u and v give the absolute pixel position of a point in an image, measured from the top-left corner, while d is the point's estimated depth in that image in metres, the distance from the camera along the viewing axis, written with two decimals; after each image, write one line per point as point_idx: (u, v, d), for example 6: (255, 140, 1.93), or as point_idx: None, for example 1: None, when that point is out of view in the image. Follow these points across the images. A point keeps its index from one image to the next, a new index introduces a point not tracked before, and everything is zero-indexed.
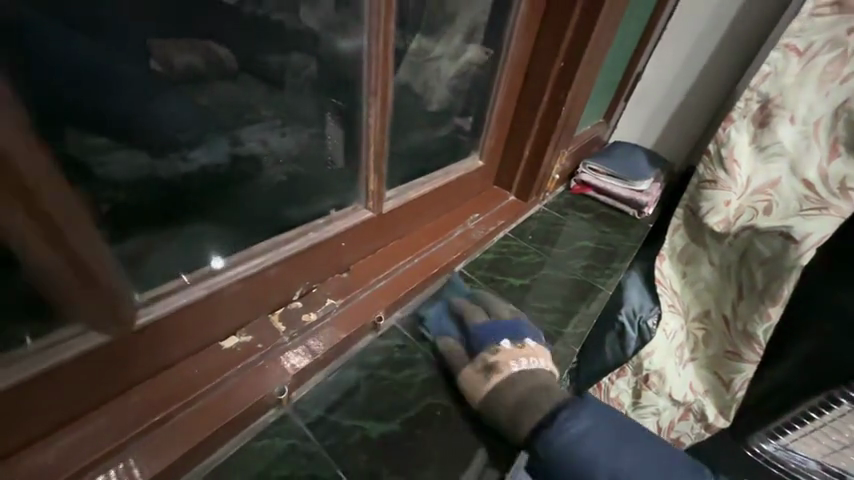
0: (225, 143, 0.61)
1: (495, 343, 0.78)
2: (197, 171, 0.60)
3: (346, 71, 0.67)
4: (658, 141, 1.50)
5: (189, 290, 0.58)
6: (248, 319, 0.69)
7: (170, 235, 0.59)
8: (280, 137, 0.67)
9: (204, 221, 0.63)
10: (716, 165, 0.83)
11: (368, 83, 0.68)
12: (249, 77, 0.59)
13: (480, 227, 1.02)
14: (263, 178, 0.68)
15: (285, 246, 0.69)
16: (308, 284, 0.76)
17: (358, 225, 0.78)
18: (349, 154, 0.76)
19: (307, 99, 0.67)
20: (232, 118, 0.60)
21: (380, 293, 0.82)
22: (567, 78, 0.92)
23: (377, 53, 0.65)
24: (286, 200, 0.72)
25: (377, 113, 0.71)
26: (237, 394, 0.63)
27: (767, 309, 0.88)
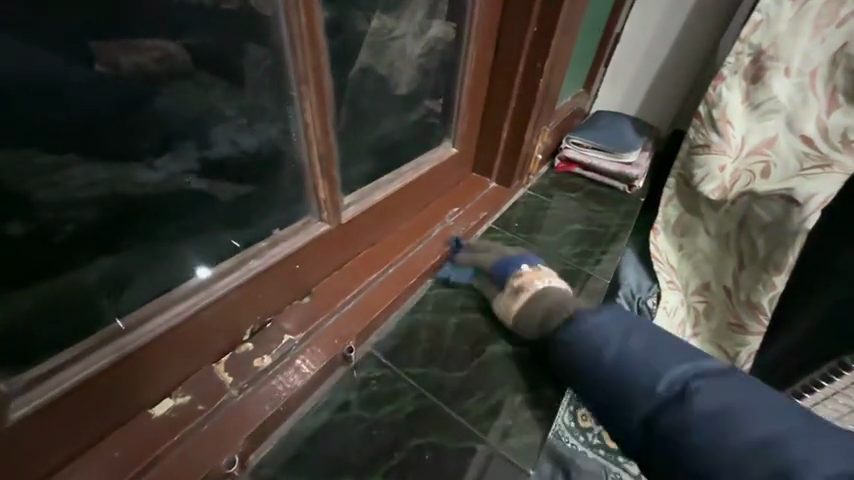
0: (193, 147, 0.52)
1: (513, 271, 0.84)
2: (166, 180, 0.50)
3: (278, 59, 0.54)
4: (642, 107, 1.41)
5: (99, 354, 0.49)
6: (187, 373, 0.60)
7: (154, 249, 0.53)
8: (250, 135, 0.57)
9: (181, 233, 0.55)
10: (709, 132, 0.96)
11: (295, 69, 0.55)
12: (206, 74, 0.48)
13: (460, 223, 0.93)
14: (217, 193, 0.57)
15: (223, 281, 0.59)
16: (262, 318, 0.67)
17: (307, 243, 0.68)
18: (288, 160, 0.63)
19: (264, 97, 0.56)
20: (197, 119, 0.50)
21: (350, 316, 0.74)
22: (544, 44, 0.81)
23: (300, 29, 0.51)
24: (247, 211, 0.62)
25: (314, 107, 0.59)
26: (187, 465, 0.55)
27: (774, 276, 0.87)
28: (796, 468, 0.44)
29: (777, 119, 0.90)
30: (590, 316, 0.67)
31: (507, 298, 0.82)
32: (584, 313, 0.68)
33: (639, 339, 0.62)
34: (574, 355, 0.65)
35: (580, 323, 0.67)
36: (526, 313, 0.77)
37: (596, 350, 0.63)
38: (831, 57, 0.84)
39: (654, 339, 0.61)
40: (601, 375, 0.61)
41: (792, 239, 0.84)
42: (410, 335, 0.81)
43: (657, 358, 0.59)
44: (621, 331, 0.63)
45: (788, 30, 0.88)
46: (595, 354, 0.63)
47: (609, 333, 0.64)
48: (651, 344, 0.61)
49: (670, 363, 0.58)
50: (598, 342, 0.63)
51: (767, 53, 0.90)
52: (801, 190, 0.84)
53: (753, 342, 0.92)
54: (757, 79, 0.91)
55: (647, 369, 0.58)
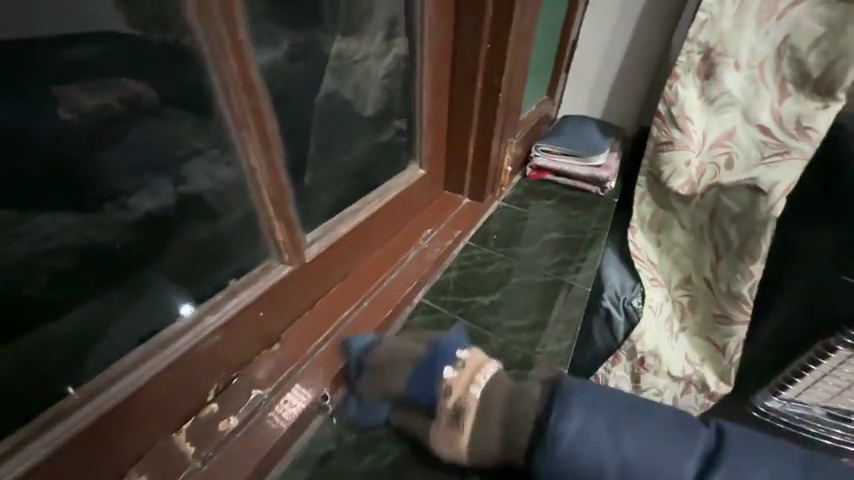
0: (167, 182, 0.44)
1: (435, 390, 0.57)
2: (142, 218, 0.44)
3: (209, 110, 0.45)
4: (604, 110, 1.42)
5: (47, 436, 0.39)
6: (144, 445, 0.48)
7: (128, 293, 0.45)
8: (225, 168, 0.48)
9: (161, 276, 0.47)
10: (671, 128, 0.97)
11: (233, 113, 0.46)
12: (175, 110, 0.42)
13: (436, 244, 0.80)
14: (185, 235, 0.48)
15: (157, 355, 0.47)
16: (226, 373, 0.56)
17: (267, 289, 0.56)
18: (239, 214, 0.53)
19: (220, 133, 0.46)
20: (168, 153, 0.43)
21: (323, 361, 0.62)
22: (499, 59, 0.77)
23: (234, 76, 0.44)
24: (207, 266, 0.52)
25: (261, 153, 0.50)
26: None
27: (751, 264, 0.89)
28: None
29: (733, 112, 0.92)
30: (568, 414, 0.50)
31: (444, 431, 0.55)
32: (556, 414, 0.50)
33: (630, 439, 0.48)
34: None
35: (560, 440, 0.49)
36: (478, 440, 0.54)
37: (594, 469, 0.47)
38: (777, 49, 0.88)
39: (641, 422, 0.49)
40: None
41: (763, 228, 0.86)
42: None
43: (654, 451, 0.47)
44: (606, 436, 0.48)
45: (732, 27, 0.91)
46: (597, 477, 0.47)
47: (608, 447, 0.47)
48: (648, 435, 0.48)
49: (674, 460, 0.46)
50: (593, 458, 0.47)
51: (716, 50, 0.92)
52: (765, 179, 0.86)
53: (740, 331, 0.94)
54: (709, 74, 0.93)
55: None
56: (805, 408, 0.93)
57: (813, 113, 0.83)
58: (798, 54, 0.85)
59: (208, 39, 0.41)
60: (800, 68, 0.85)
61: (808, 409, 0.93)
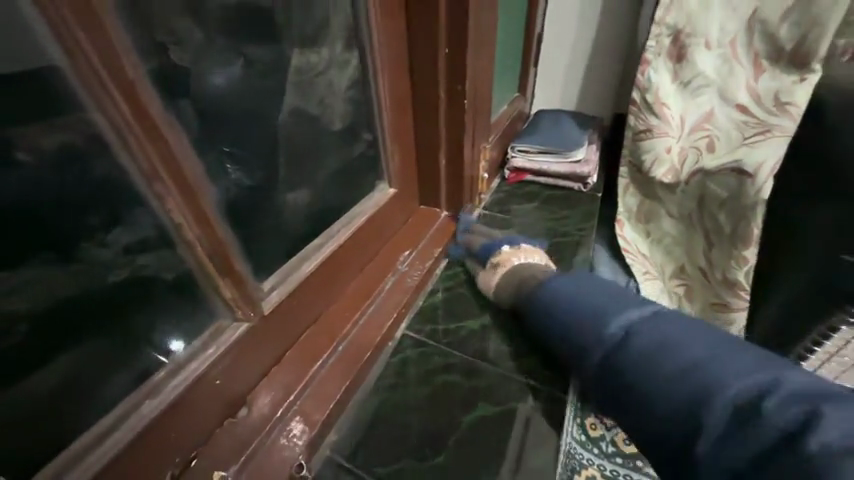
0: (141, 222, 0.37)
1: (495, 249, 0.77)
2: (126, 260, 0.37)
3: (111, 169, 0.33)
4: (580, 99, 1.32)
5: None
6: None
7: (117, 343, 0.38)
8: (166, 211, 0.37)
9: (152, 320, 0.41)
10: (647, 116, 0.93)
11: (137, 166, 0.34)
12: (127, 155, 0.34)
13: (416, 267, 0.73)
14: (157, 276, 0.40)
15: (108, 436, 0.37)
16: (182, 453, 0.43)
17: (227, 350, 0.45)
18: (183, 277, 0.42)
19: (139, 182, 0.35)
20: (122, 195, 0.35)
21: (301, 415, 0.50)
22: (460, 63, 0.68)
23: (127, 121, 0.32)
24: (168, 311, 0.42)
25: (184, 205, 0.38)
26: None
27: (744, 250, 0.86)
28: (703, 380, 0.40)
29: (709, 94, 0.89)
30: (562, 280, 0.62)
31: (485, 275, 0.73)
32: (553, 279, 0.63)
33: (602, 297, 0.56)
34: (537, 325, 0.60)
35: (543, 291, 0.62)
36: (500, 285, 0.70)
37: (552, 309, 0.59)
38: (747, 23, 0.84)
39: (611, 295, 0.56)
40: (566, 340, 0.55)
41: (753, 213, 0.84)
42: (393, 436, 0.53)
43: (617, 307, 0.53)
44: (575, 290, 0.59)
45: (698, 7, 0.85)
46: (551, 316, 0.58)
47: (579, 293, 0.58)
48: (617, 300, 0.54)
49: (622, 309, 0.53)
50: (553, 302, 0.59)
51: (684, 31, 0.87)
52: (750, 161, 0.84)
53: (740, 319, 0.91)
54: (681, 57, 0.89)
55: (595, 320, 0.53)
56: None
57: (790, 88, 0.81)
58: (769, 29, 0.82)
59: (82, 83, 0.30)
60: (772, 41, 0.82)
61: None
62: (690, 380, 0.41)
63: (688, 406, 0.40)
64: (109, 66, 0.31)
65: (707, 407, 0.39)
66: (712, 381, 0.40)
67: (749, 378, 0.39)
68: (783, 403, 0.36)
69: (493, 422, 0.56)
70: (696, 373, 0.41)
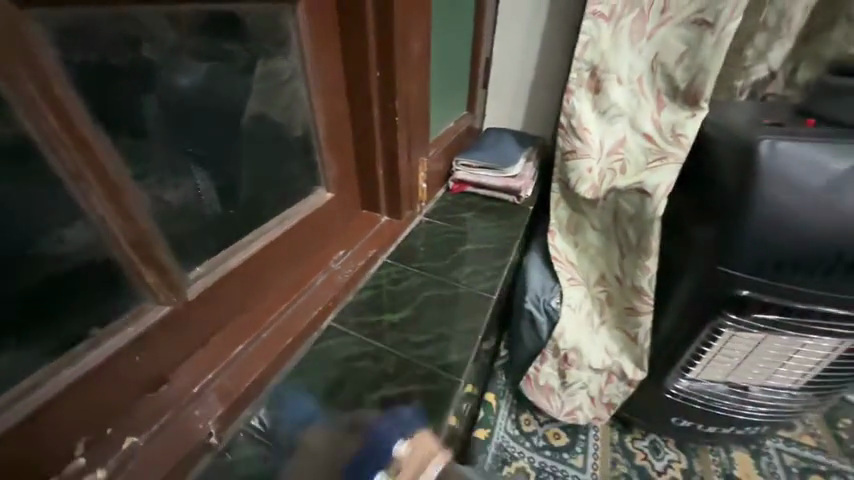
0: (68, 212, 0.42)
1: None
2: (53, 243, 0.42)
3: (37, 167, 0.38)
4: (526, 119, 1.42)
5: None
6: None
7: (45, 315, 0.43)
8: (91, 204, 0.42)
9: (78, 298, 0.45)
10: (572, 139, 1.05)
11: (63, 168, 0.40)
12: (56, 155, 0.39)
13: (348, 266, 0.80)
14: (85, 261, 0.45)
15: (15, 407, 0.40)
16: (96, 425, 0.47)
17: (149, 330, 0.50)
18: (109, 264, 0.47)
19: (66, 179, 0.40)
20: (50, 189, 0.40)
21: (219, 392, 0.56)
22: (390, 85, 0.76)
23: (56, 129, 0.38)
24: (95, 291, 0.46)
25: (108, 203, 0.43)
26: None
27: (646, 260, 0.99)
28: None
29: (622, 123, 1.01)
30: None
31: None
32: None
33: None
34: None
35: None
36: None
37: None
38: (650, 65, 0.98)
39: None
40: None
41: (652, 227, 0.96)
42: (308, 412, 0.59)
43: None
44: None
45: (610, 47, 0.99)
46: None
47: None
48: None
49: None
50: None
51: (600, 67, 1.01)
52: (650, 181, 0.96)
53: (646, 322, 1.02)
54: (598, 90, 1.02)
55: None
56: (711, 385, 1.08)
57: (683, 121, 0.94)
58: (668, 70, 0.95)
59: (15, 100, 0.35)
60: (670, 81, 0.96)
61: (714, 386, 1.08)
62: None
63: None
64: (38, 83, 0.36)
65: None
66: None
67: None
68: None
69: (398, 402, 0.63)
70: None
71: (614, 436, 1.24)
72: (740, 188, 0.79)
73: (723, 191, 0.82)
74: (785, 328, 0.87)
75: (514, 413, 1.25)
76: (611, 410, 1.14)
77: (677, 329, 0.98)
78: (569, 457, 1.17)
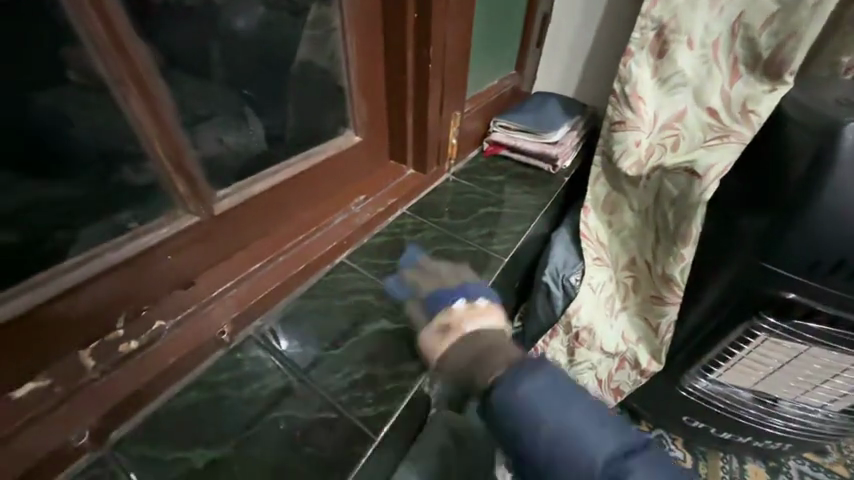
0: (115, 116, 0.47)
1: (444, 305, 0.56)
2: (104, 141, 0.48)
3: (87, 66, 0.43)
4: (580, 87, 1.32)
5: (20, 298, 0.45)
6: (58, 347, 0.50)
7: (99, 203, 0.51)
8: (132, 108, 0.47)
9: (126, 195, 0.53)
10: (623, 109, 0.96)
11: (107, 70, 0.44)
12: (103, 59, 0.43)
13: (367, 210, 0.82)
14: (125, 159, 0.50)
15: (65, 276, 0.48)
16: (133, 305, 0.56)
17: (179, 235, 0.57)
18: (150, 169, 0.53)
19: (107, 85, 0.45)
20: (98, 89, 0.45)
21: (234, 301, 0.62)
22: (426, 27, 0.73)
23: (99, 32, 0.42)
24: (136, 189, 0.53)
25: (145, 110, 0.48)
26: (33, 442, 0.45)
27: (682, 248, 0.89)
28: None
29: (685, 93, 0.91)
30: (539, 379, 0.45)
31: (428, 336, 0.53)
32: (516, 374, 0.46)
33: (579, 412, 0.44)
34: (522, 436, 0.44)
35: (521, 406, 0.44)
36: (449, 362, 0.51)
37: (553, 433, 0.43)
38: (731, 27, 0.86)
39: (600, 422, 0.44)
40: (534, 465, 0.44)
41: (693, 213, 0.86)
42: (309, 332, 0.65)
43: (594, 429, 0.43)
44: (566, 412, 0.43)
45: (686, 3, 0.87)
46: (549, 443, 0.43)
47: (556, 410, 0.43)
48: (599, 425, 0.44)
49: (601, 435, 0.43)
50: (563, 459, 0.42)
51: (668, 26, 0.90)
52: (704, 162, 0.85)
53: (671, 313, 0.96)
54: (662, 53, 0.92)
55: (578, 451, 0.42)
56: (735, 392, 1.00)
57: (759, 95, 0.83)
58: (751, 34, 0.84)
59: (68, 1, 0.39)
60: (752, 48, 0.85)
61: (737, 392, 1.00)
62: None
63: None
64: None
65: None
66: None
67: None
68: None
69: (392, 335, 0.67)
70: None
71: None
72: (805, 176, 0.67)
73: (788, 182, 0.69)
74: (832, 342, 0.78)
75: None
76: (617, 396, 1.11)
77: (703, 326, 0.91)
78: None
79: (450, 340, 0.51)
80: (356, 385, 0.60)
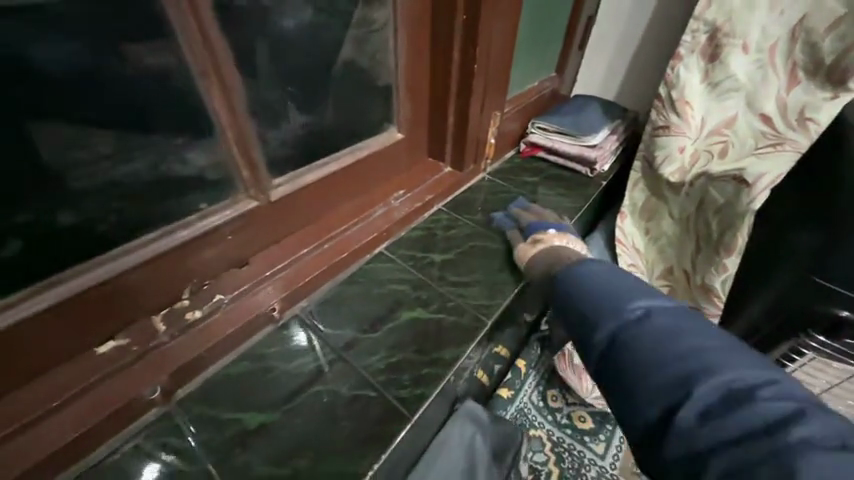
0: (196, 106, 0.52)
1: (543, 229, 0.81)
2: (189, 131, 0.53)
3: (178, 61, 0.48)
4: (621, 91, 1.30)
5: (108, 265, 0.51)
6: (135, 312, 0.56)
7: (178, 187, 0.55)
8: (212, 99, 0.53)
9: (200, 179, 0.57)
10: (669, 113, 0.94)
11: (195, 64, 0.49)
12: (192, 55, 0.48)
13: (406, 204, 0.85)
14: (200, 146, 0.55)
15: (145, 249, 0.54)
16: (197, 280, 0.61)
17: (240, 219, 0.62)
18: (219, 157, 0.58)
19: (193, 80, 0.50)
20: (184, 83, 0.50)
21: (282, 283, 0.66)
22: (473, 29, 0.76)
23: (191, 31, 0.47)
24: (208, 174, 0.58)
25: (222, 102, 0.54)
26: (114, 393, 0.51)
27: (726, 258, 0.86)
28: (736, 379, 0.37)
29: (737, 98, 0.88)
30: (594, 261, 0.57)
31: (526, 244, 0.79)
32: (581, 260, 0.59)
33: (625, 279, 0.51)
34: (571, 294, 0.54)
35: (573, 272, 0.56)
36: (535, 259, 0.74)
37: (596, 286, 0.51)
38: (791, 31, 0.82)
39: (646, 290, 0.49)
40: (576, 312, 0.52)
41: (740, 223, 0.83)
42: (348, 315, 0.69)
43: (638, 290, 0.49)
44: (613, 275, 0.52)
45: (743, 5, 0.85)
46: (592, 294, 0.51)
47: (605, 274, 0.53)
48: (643, 288, 0.49)
49: (643, 292, 0.48)
50: (597, 303, 0.49)
51: (722, 30, 0.87)
52: (752, 170, 0.82)
53: None
54: (715, 57, 0.90)
55: (612, 297, 0.49)
56: None
57: (818, 103, 0.79)
58: (813, 38, 0.79)
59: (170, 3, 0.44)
60: (814, 53, 0.80)
61: None
62: (698, 386, 0.38)
63: (674, 406, 0.38)
64: None
65: (707, 379, 0.38)
66: (720, 378, 0.38)
67: (775, 398, 0.36)
68: (807, 432, 0.33)
69: (426, 323, 0.70)
70: (708, 371, 0.38)
71: None
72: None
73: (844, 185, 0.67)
74: None
75: (541, 386, 1.25)
76: None
77: (746, 339, 0.89)
78: (590, 442, 1.14)
79: (539, 247, 0.76)
80: (391, 367, 0.63)
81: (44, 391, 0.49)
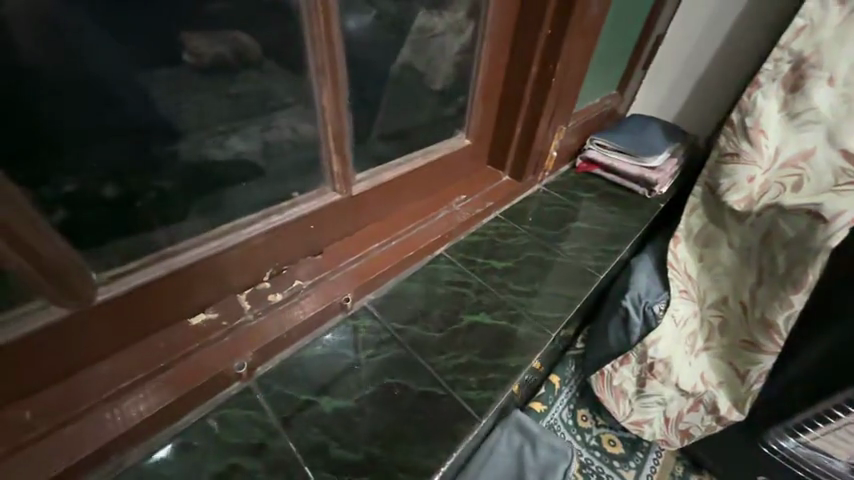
0: (300, 100, 0.56)
1: None
2: (290, 122, 0.57)
3: (298, 58, 0.53)
4: (681, 112, 1.28)
5: (210, 244, 0.55)
6: (224, 289, 0.59)
7: (271, 173, 0.59)
8: (319, 95, 0.56)
9: (294, 168, 0.61)
10: (740, 141, 0.92)
11: (314, 60, 0.53)
12: (309, 54, 0.53)
13: (466, 209, 0.87)
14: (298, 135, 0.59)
15: (243, 230, 0.57)
16: (277, 264, 0.64)
17: (321, 210, 0.65)
18: (314, 148, 0.62)
19: (303, 76, 0.54)
20: (294, 78, 0.54)
21: (354, 274, 0.69)
22: (557, 45, 0.77)
23: (319, 32, 0.51)
24: (299, 164, 0.62)
25: (329, 98, 0.57)
26: (206, 364, 0.54)
27: (792, 294, 0.81)
28: None
29: (816, 132, 0.86)
30: None
31: None
32: None
33: None
34: None
35: None
36: None
37: None
38: None
39: None
40: None
41: (811, 259, 0.78)
42: (411, 312, 0.71)
43: None
44: None
45: (834, 37, 0.86)
46: None
47: None
48: None
49: None
50: None
51: (809, 61, 0.88)
52: (831, 206, 0.78)
53: (766, 362, 0.88)
54: (797, 87, 0.89)
55: None
56: (826, 457, 0.92)
57: None
58: None
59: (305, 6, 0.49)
60: None
61: (829, 459, 0.91)
62: None
63: None
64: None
65: None
66: None
67: None
68: None
69: (485, 328, 0.71)
70: None
71: (676, 469, 1.15)
72: None
73: None
74: None
75: (573, 404, 1.22)
76: (685, 439, 1.05)
77: (802, 381, 0.86)
78: (619, 467, 1.12)
79: None
80: (458, 367, 0.65)
81: (146, 354, 0.53)
